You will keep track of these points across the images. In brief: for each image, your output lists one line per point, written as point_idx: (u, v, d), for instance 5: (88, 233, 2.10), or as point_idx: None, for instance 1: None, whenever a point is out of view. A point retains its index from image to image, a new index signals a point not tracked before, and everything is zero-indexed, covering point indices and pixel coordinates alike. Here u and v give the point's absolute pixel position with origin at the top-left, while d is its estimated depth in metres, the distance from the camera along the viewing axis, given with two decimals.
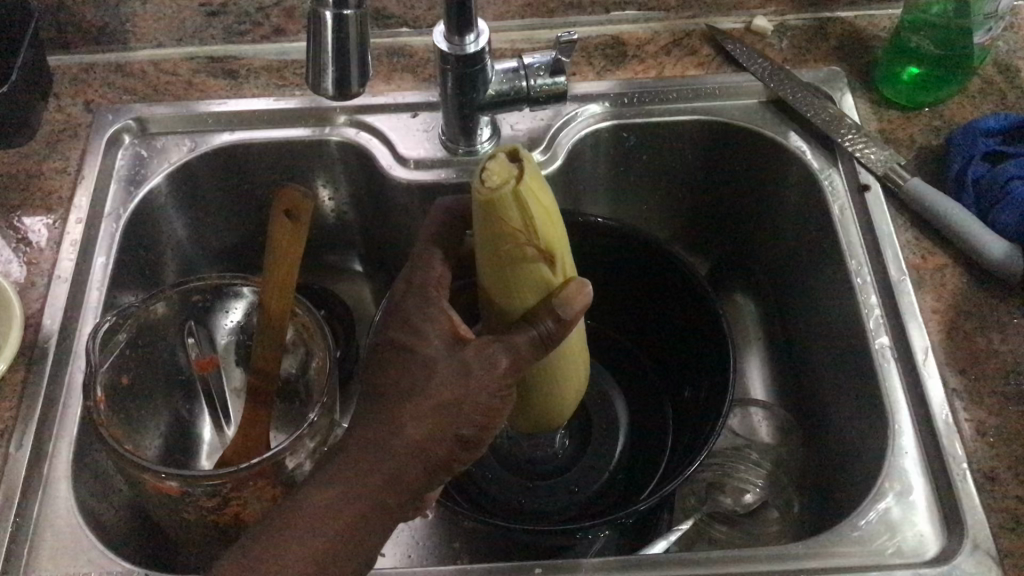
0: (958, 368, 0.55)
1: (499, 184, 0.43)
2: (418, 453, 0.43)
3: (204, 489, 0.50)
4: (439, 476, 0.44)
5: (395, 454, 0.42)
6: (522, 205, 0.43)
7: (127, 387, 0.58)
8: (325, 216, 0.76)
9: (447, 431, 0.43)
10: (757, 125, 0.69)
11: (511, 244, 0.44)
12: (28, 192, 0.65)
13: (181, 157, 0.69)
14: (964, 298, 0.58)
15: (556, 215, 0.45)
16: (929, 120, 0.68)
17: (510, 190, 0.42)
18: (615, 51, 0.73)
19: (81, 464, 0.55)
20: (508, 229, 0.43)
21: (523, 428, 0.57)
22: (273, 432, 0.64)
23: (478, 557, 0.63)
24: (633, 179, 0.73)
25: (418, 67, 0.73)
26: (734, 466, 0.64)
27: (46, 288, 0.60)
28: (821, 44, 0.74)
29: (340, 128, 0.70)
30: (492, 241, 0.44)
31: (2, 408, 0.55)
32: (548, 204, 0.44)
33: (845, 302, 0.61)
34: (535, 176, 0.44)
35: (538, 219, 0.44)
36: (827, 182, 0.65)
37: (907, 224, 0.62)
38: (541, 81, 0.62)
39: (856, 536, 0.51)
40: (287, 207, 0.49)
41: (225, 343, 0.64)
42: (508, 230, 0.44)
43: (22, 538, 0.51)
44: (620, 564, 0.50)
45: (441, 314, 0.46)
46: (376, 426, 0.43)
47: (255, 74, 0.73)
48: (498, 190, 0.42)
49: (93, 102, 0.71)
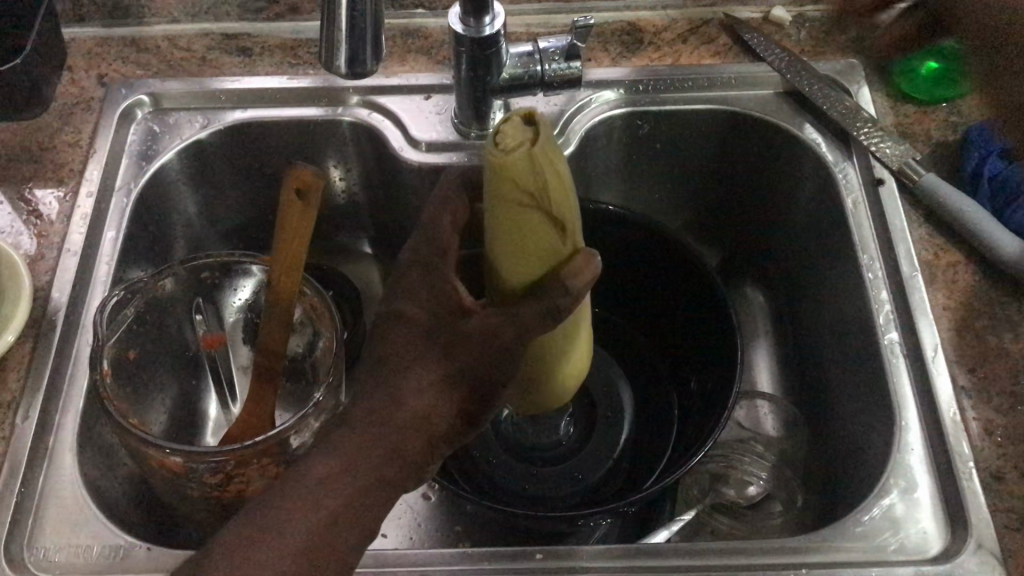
0: (968, 366, 0.55)
1: (512, 145, 0.40)
2: (421, 424, 0.43)
3: (207, 465, 0.50)
4: (440, 450, 0.45)
5: (400, 425, 0.42)
6: (535, 172, 0.40)
7: (134, 362, 0.58)
8: (336, 196, 0.75)
9: (450, 403, 0.44)
10: (772, 116, 0.68)
11: (520, 210, 0.42)
12: (40, 164, 0.65)
13: (193, 133, 0.69)
14: (976, 295, 0.58)
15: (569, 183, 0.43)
16: (946, 116, 0.67)
17: (523, 152, 0.40)
18: (631, 38, 0.72)
19: (86, 437, 0.55)
20: (518, 195, 0.41)
21: (523, 413, 0.56)
22: (279, 410, 0.64)
23: (480, 541, 0.63)
24: (646, 167, 0.73)
25: (433, 49, 0.72)
26: (739, 457, 0.64)
27: (56, 261, 0.60)
28: (839, 36, 0.73)
29: (353, 108, 0.70)
30: (501, 205, 0.42)
31: (9, 379, 0.55)
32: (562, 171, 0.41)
33: (855, 296, 0.61)
34: (552, 141, 0.41)
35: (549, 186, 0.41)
36: (842, 176, 0.65)
37: (920, 220, 0.62)
38: (556, 65, 0.61)
39: (859, 531, 0.51)
40: (297, 187, 0.49)
41: (233, 321, 0.64)
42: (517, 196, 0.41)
43: (27, 509, 0.51)
44: (621, 552, 0.50)
45: (448, 286, 0.46)
46: (379, 398, 0.43)
47: (269, 52, 0.72)
48: (510, 154, 0.40)
49: (106, 76, 0.71)
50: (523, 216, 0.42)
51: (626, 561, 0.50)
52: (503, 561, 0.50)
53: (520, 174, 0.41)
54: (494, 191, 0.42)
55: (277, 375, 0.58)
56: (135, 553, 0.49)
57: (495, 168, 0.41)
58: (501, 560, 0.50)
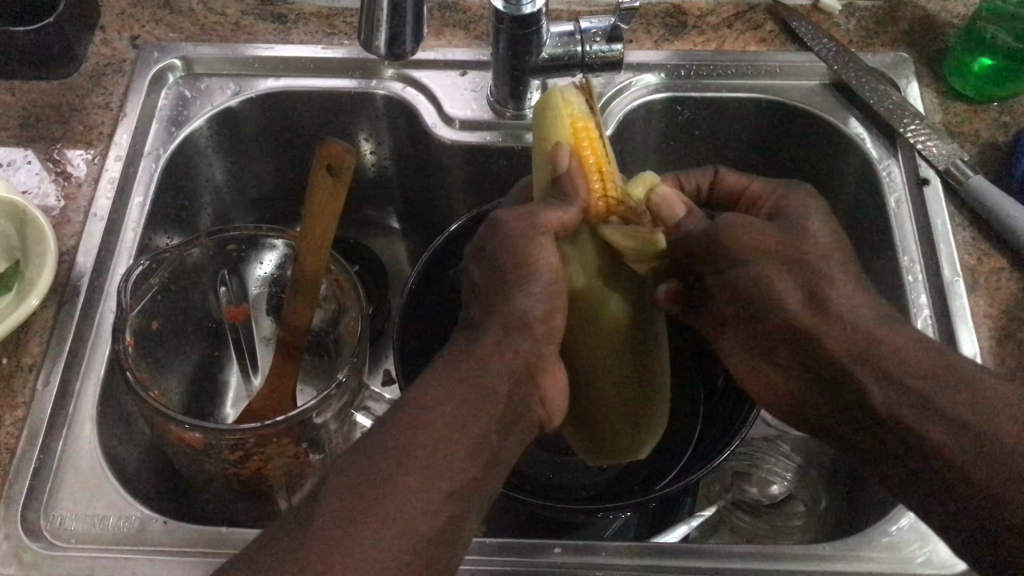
0: (1006, 377, 0.54)
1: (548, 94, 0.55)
2: (509, 365, 0.43)
3: (226, 442, 0.50)
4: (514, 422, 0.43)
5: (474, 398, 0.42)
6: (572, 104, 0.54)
7: (156, 332, 0.57)
8: (366, 169, 0.74)
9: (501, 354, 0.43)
10: (817, 109, 0.67)
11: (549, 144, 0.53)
12: (69, 125, 0.64)
13: (224, 100, 0.67)
14: (1017, 303, 0.57)
15: (584, 130, 0.53)
16: (996, 116, 0.66)
17: (556, 91, 0.55)
18: (675, 21, 0.71)
19: (107, 405, 0.55)
20: (598, 138, 0.53)
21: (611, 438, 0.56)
22: (302, 385, 0.63)
23: (499, 527, 0.62)
24: (683, 151, 0.72)
25: (471, 24, 0.71)
26: (764, 456, 0.63)
27: (82, 225, 0.60)
28: (890, 28, 0.71)
29: (387, 82, 0.68)
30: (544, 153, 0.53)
31: (31, 344, 0.54)
32: (574, 112, 0.54)
33: (892, 292, 0.60)
34: (578, 100, 0.54)
35: (565, 119, 0.53)
36: (885, 173, 0.64)
37: (964, 223, 0.60)
38: (597, 47, 0.60)
39: (885, 542, 0.50)
40: (329, 163, 0.49)
41: (256, 292, 0.63)
42: (560, 125, 0.53)
43: (46, 475, 0.50)
44: (641, 550, 0.50)
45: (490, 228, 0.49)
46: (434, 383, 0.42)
47: (304, 20, 0.71)
48: (576, 106, 0.54)
49: (139, 38, 0.70)
50: (575, 147, 0.52)
51: (646, 561, 0.49)
52: (520, 552, 0.50)
53: (594, 122, 0.54)
54: (542, 137, 0.54)
55: (301, 350, 0.57)
56: (152, 526, 0.49)
57: (545, 114, 0.54)
58: (520, 552, 0.50)
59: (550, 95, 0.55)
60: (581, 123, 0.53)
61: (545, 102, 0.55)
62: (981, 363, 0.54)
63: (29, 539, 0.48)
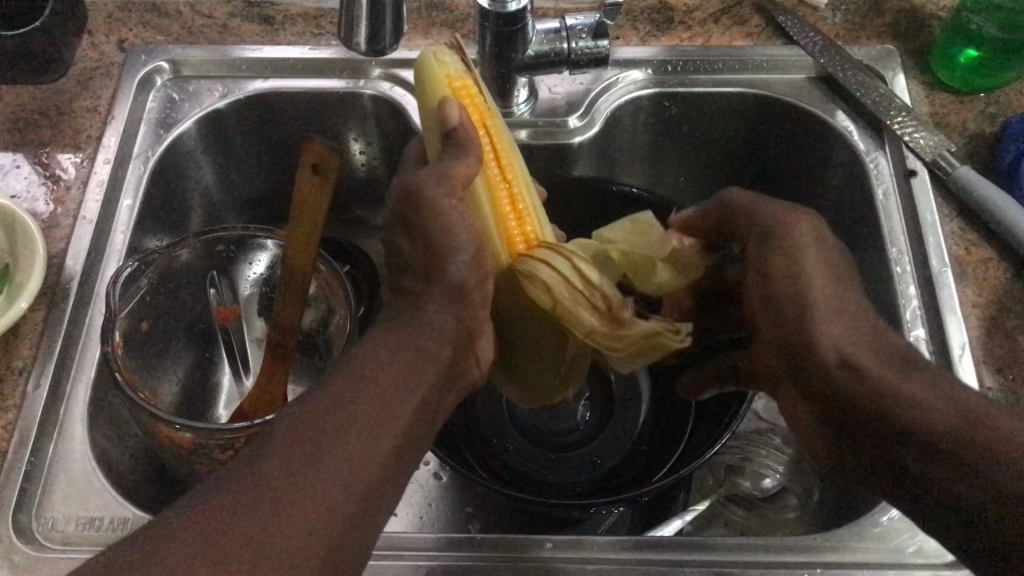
0: (995, 367, 0.54)
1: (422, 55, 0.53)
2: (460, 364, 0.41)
3: (217, 442, 0.50)
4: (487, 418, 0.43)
5: None
6: (445, 66, 0.52)
7: (147, 334, 0.57)
8: (355, 169, 0.74)
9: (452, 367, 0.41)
10: (803, 101, 0.67)
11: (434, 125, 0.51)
12: (58, 129, 0.64)
13: (212, 102, 0.68)
14: (1006, 294, 0.57)
15: (467, 99, 0.51)
16: (983, 106, 0.66)
17: (428, 54, 0.52)
18: (662, 17, 0.71)
19: (97, 407, 0.55)
20: (478, 96, 0.52)
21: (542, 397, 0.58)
22: (293, 385, 0.63)
23: (491, 524, 0.63)
24: (672, 147, 0.72)
25: (458, 22, 0.71)
26: (756, 449, 0.63)
27: (71, 229, 0.60)
28: (876, 21, 0.71)
29: (375, 82, 0.68)
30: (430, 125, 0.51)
31: (21, 347, 0.54)
32: (447, 76, 0.51)
33: (882, 285, 0.60)
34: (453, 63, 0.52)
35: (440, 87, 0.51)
36: (873, 165, 0.64)
37: (952, 214, 0.61)
38: (583, 43, 0.61)
39: (876, 532, 0.50)
40: (314, 162, 0.49)
41: (247, 294, 0.64)
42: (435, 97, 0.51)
43: (37, 478, 0.51)
44: (633, 543, 0.50)
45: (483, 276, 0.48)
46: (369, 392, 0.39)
47: (291, 21, 0.71)
48: (451, 64, 0.52)
49: (126, 41, 0.70)
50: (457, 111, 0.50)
51: (637, 555, 0.49)
52: (512, 547, 0.50)
53: (471, 78, 0.52)
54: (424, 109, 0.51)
55: (293, 350, 0.57)
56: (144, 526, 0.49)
57: (425, 82, 0.51)
58: (511, 547, 0.50)
59: (423, 62, 0.52)
60: (459, 86, 0.51)
61: (420, 73, 0.52)
62: (969, 353, 0.54)
63: (21, 542, 0.48)
